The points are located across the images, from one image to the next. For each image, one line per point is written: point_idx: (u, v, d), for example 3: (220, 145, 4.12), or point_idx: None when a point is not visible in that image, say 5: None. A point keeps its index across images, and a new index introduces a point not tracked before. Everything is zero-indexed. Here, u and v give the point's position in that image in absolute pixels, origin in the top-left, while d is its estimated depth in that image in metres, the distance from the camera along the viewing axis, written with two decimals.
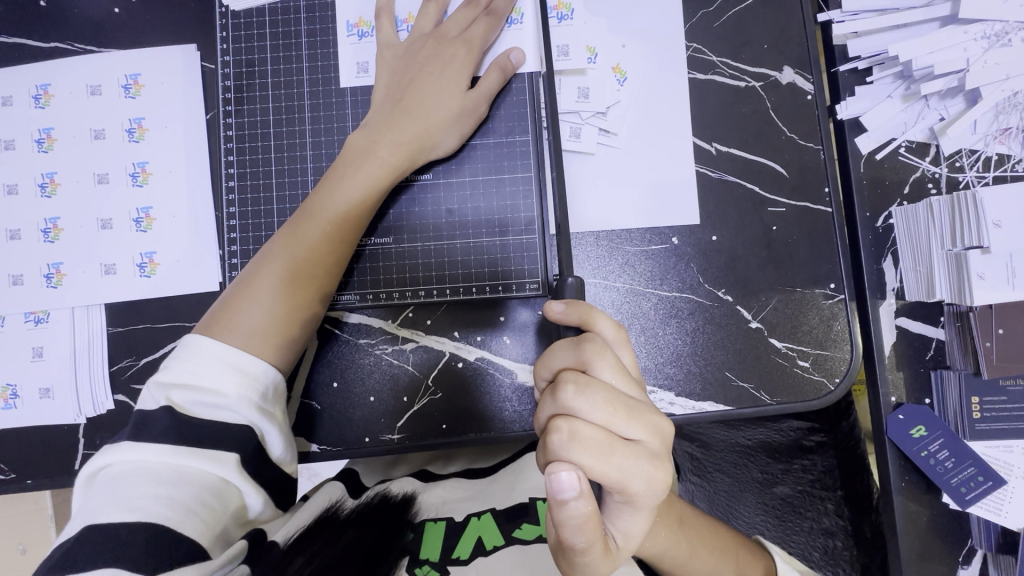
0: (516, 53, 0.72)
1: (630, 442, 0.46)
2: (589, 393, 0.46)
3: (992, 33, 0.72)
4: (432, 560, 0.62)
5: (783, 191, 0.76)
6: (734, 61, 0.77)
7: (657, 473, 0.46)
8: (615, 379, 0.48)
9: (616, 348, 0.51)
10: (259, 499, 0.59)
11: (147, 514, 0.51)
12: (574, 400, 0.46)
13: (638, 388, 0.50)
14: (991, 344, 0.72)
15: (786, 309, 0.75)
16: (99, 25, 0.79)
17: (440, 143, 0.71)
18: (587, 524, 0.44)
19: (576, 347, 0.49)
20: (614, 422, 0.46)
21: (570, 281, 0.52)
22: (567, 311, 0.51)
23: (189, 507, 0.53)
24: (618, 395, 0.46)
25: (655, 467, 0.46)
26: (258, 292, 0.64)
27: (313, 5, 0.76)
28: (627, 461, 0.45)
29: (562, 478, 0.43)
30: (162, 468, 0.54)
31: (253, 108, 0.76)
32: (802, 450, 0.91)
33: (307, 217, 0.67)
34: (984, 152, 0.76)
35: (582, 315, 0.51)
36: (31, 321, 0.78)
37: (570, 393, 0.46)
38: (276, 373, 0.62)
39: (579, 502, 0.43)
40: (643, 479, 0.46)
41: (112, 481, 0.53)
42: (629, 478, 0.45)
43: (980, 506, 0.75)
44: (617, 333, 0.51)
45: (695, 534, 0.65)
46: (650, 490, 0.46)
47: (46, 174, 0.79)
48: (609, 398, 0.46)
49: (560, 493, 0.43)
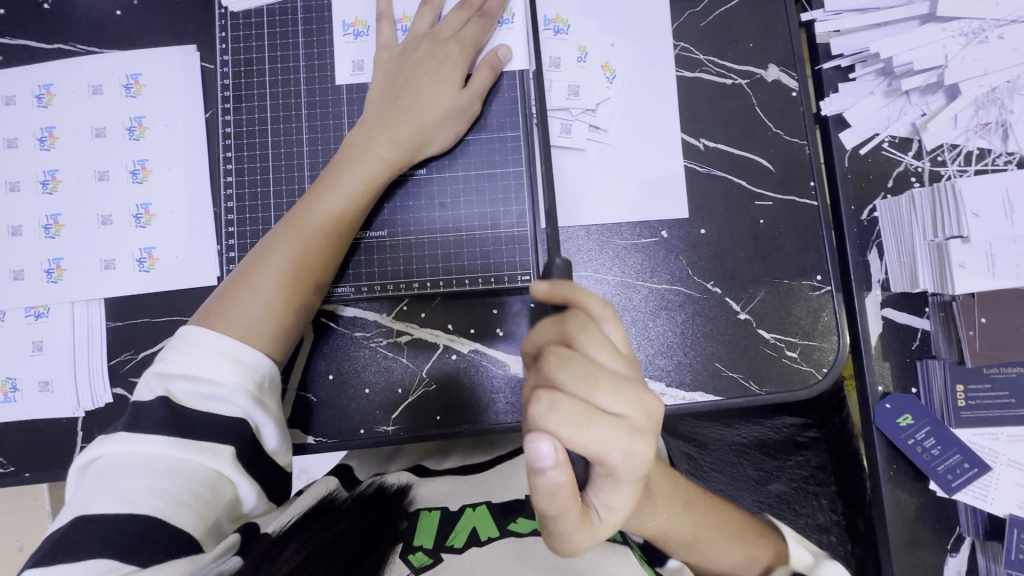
0: (503, 50, 0.74)
1: (613, 415, 0.46)
2: (569, 364, 0.47)
3: (969, 30, 0.75)
4: (426, 547, 0.60)
5: (770, 184, 0.78)
6: (720, 59, 0.79)
7: (639, 447, 0.46)
8: (598, 352, 0.48)
9: (604, 325, 0.51)
10: (253, 493, 0.60)
11: (140, 505, 0.52)
12: (557, 371, 0.46)
13: (628, 365, 0.50)
14: (974, 332, 0.74)
15: (774, 300, 0.77)
16: (101, 27, 0.81)
17: (436, 139, 0.73)
18: (561, 493, 0.44)
19: (561, 323, 0.50)
20: (596, 396, 0.46)
21: (558, 262, 0.54)
22: (553, 290, 0.51)
23: (182, 499, 0.53)
24: (601, 369, 0.46)
25: (637, 442, 0.46)
26: (257, 285, 0.65)
27: (310, 6, 0.78)
28: (607, 433, 0.45)
29: (540, 446, 0.43)
30: (156, 461, 0.54)
31: (251, 106, 0.77)
32: (796, 446, 0.92)
33: (302, 220, 0.67)
34: (965, 147, 0.77)
35: (569, 294, 0.52)
36: (31, 316, 0.79)
37: (552, 363, 0.47)
38: (272, 364, 0.64)
39: (555, 472, 0.43)
40: (622, 453, 0.45)
41: (107, 471, 0.53)
42: (607, 450, 0.45)
43: (967, 493, 0.76)
44: (604, 308, 0.51)
45: (700, 515, 0.64)
46: (631, 465, 0.46)
47: (48, 171, 0.80)
48: (591, 371, 0.46)
49: (537, 461, 0.43)
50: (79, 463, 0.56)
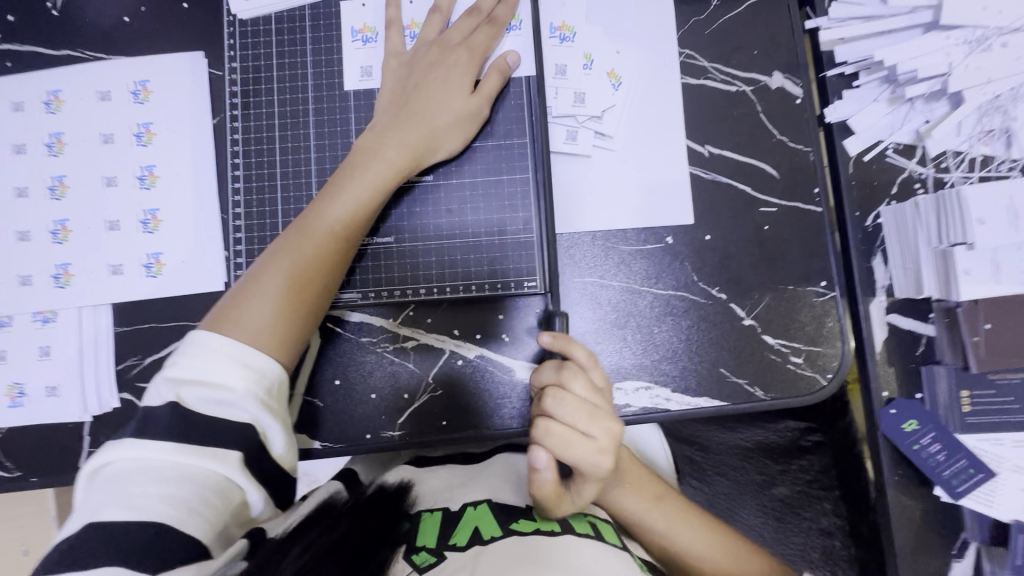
0: (512, 55, 0.75)
1: (590, 438, 0.57)
2: (561, 399, 0.58)
3: (973, 39, 0.75)
4: (429, 547, 0.60)
5: (775, 191, 0.78)
6: (725, 66, 0.79)
7: (607, 461, 0.57)
8: (586, 391, 0.58)
9: (588, 370, 0.62)
10: (260, 497, 0.59)
11: (149, 512, 0.52)
12: (551, 404, 0.58)
13: (607, 399, 0.60)
14: (980, 338, 0.75)
15: (779, 306, 0.77)
16: (109, 33, 0.82)
17: (445, 144, 0.73)
18: (548, 485, 0.59)
19: (558, 369, 0.60)
20: (580, 423, 0.57)
21: (557, 319, 0.71)
22: (556, 341, 0.62)
23: (192, 505, 0.54)
24: (587, 403, 0.58)
25: (607, 457, 0.57)
26: (266, 288, 0.65)
27: (317, 13, 0.78)
28: (584, 452, 0.56)
29: (536, 456, 0.57)
30: (166, 467, 0.55)
31: (259, 112, 0.78)
32: (800, 450, 0.93)
33: (308, 225, 0.68)
34: (968, 154, 0.78)
35: (563, 345, 0.62)
36: (39, 320, 0.80)
37: (549, 398, 0.58)
38: (280, 367, 0.63)
39: (547, 471, 0.58)
40: (595, 464, 0.57)
41: (116, 479, 0.54)
42: (583, 463, 0.57)
43: (973, 499, 0.76)
44: (589, 358, 0.61)
45: (670, 506, 0.72)
46: (602, 472, 0.58)
47: (56, 177, 0.81)
48: (578, 405, 0.57)
49: (533, 466, 0.57)
50: (86, 471, 0.56)
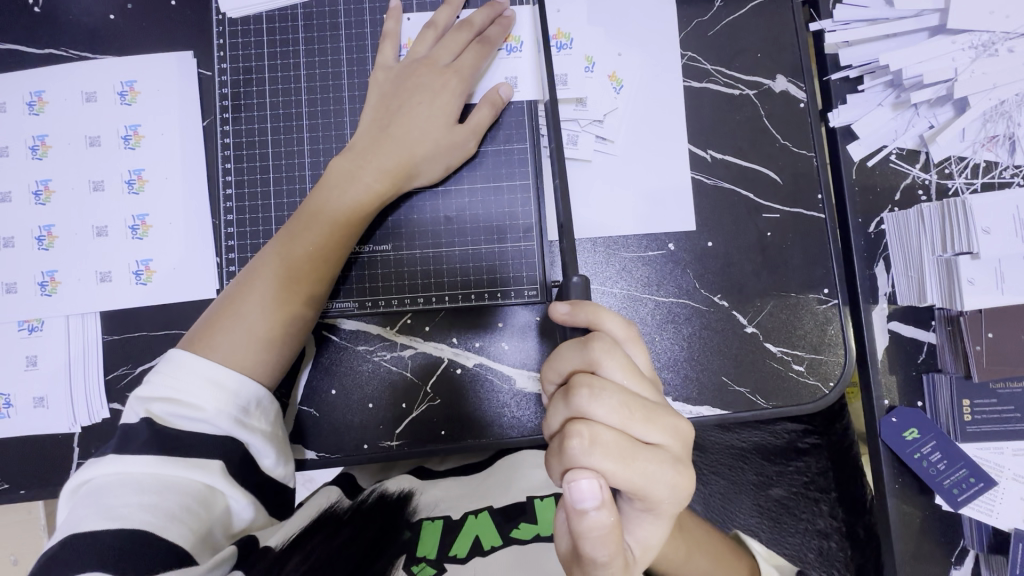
0: (504, 88, 0.73)
1: (651, 446, 0.46)
2: (603, 397, 0.45)
3: (979, 43, 0.74)
4: (430, 559, 0.61)
5: (777, 197, 0.77)
6: (728, 69, 0.78)
7: (680, 476, 0.46)
8: (626, 378, 0.47)
9: (627, 347, 0.50)
10: (246, 503, 0.58)
11: (131, 521, 0.50)
12: (589, 404, 0.45)
13: (654, 389, 0.49)
14: (981, 347, 0.74)
15: (781, 314, 0.76)
16: (94, 31, 0.79)
17: (425, 172, 0.71)
18: (611, 536, 0.43)
19: (584, 347, 0.48)
20: (633, 425, 0.45)
21: (576, 281, 0.52)
22: (574, 312, 0.50)
23: (174, 513, 0.52)
24: (633, 397, 0.46)
25: (680, 473, 0.46)
26: (242, 312, 0.64)
27: (311, 13, 0.76)
28: (651, 466, 0.45)
29: (583, 486, 0.42)
30: (145, 478, 0.53)
31: (250, 115, 0.75)
32: (797, 452, 0.90)
33: (316, 214, 0.67)
34: (972, 159, 0.77)
35: (591, 316, 0.49)
36: (25, 329, 0.77)
37: (584, 398, 0.45)
38: (258, 387, 0.62)
39: (601, 512, 0.42)
40: (667, 487, 0.45)
41: (95, 494, 0.52)
42: (651, 482, 0.45)
43: (972, 507, 0.76)
44: (627, 330, 0.50)
45: (695, 545, 0.64)
46: (674, 498, 0.46)
47: (40, 181, 0.78)
48: (625, 401, 0.45)
49: (580, 501, 0.42)
50: (69, 488, 0.54)
